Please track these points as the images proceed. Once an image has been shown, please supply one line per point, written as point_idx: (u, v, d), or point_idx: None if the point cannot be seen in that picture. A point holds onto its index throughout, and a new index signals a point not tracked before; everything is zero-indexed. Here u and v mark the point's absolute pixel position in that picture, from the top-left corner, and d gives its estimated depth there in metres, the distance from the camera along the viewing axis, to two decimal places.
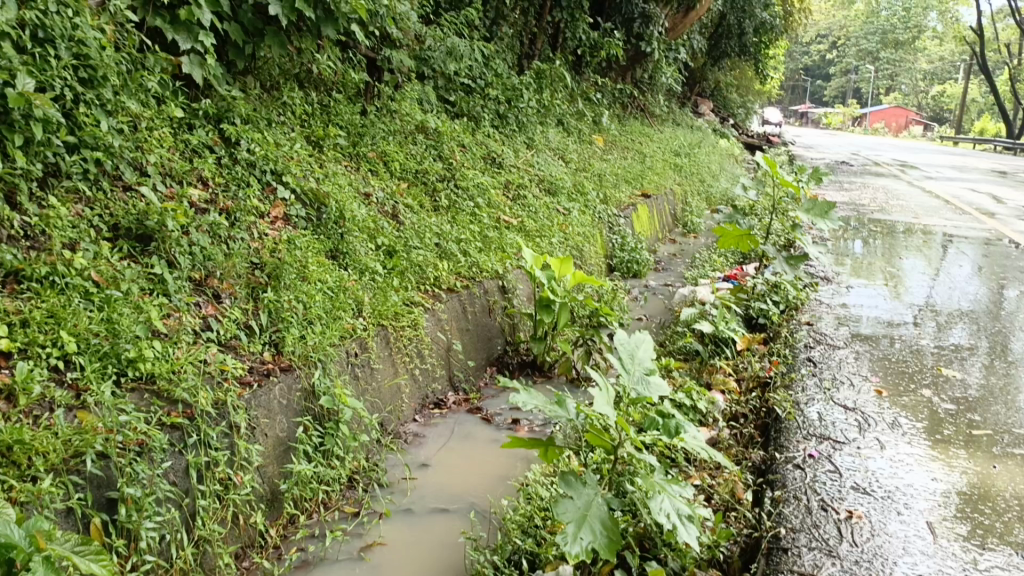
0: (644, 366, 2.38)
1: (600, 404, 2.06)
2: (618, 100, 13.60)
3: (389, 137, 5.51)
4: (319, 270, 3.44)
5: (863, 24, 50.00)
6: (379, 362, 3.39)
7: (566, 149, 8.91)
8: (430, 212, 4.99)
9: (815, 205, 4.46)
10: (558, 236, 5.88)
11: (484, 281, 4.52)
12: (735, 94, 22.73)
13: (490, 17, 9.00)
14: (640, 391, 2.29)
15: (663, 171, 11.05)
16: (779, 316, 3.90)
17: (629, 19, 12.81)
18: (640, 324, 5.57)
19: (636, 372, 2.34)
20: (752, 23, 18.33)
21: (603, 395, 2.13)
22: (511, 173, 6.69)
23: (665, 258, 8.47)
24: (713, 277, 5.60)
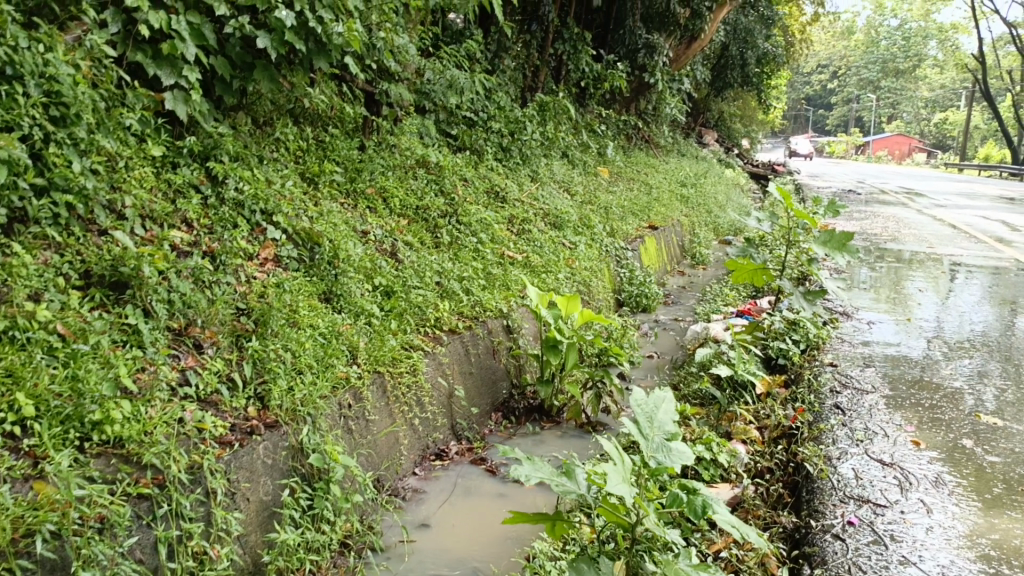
0: (665, 430, 2.17)
1: (612, 483, 1.88)
2: (623, 131, 13.49)
3: (388, 172, 5.35)
4: (311, 315, 3.24)
5: (865, 53, 50.23)
6: (375, 412, 3.18)
7: (571, 181, 8.76)
8: (431, 249, 4.81)
9: (832, 238, 4.24)
10: (564, 271, 5.68)
11: (488, 321, 4.31)
12: (740, 124, 22.68)
13: (492, 50, 8.91)
14: (661, 460, 2.09)
15: (670, 202, 10.89)
16: (800, 357, 3.67)
17: (633, 50, 12.74)
18: (652, 363, 5.34)
19: (656, 438, 2.13)
20: (755, 53, 18.32)
21: (619, 471, 1.95)
22: (515, 207, 6.52)
23: (675, 291, 8.26)
24: (726, 312, 5.38)
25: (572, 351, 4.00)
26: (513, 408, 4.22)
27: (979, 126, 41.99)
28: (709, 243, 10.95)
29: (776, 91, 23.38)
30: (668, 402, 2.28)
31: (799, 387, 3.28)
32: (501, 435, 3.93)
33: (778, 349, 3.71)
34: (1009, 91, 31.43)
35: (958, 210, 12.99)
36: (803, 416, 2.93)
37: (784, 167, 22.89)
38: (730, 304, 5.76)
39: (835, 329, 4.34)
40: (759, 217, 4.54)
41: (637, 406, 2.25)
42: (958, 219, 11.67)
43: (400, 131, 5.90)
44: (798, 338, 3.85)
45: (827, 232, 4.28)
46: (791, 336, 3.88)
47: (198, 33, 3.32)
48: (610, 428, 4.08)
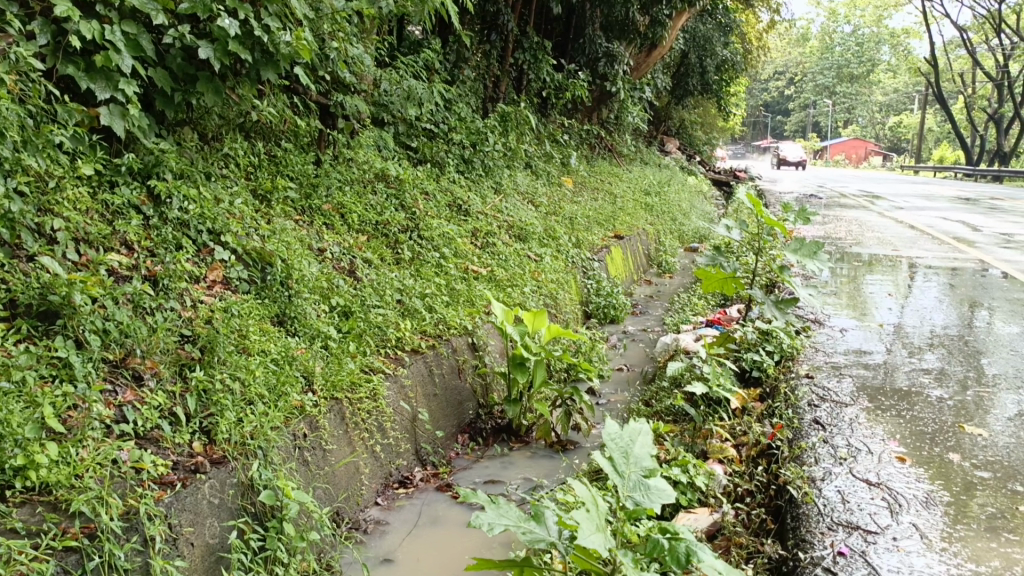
0: (642, 465, 2.05)
1: (584, 534, 1.74)
2: (585, 141, 13.44)
3: (346, 187, 5.19)
4: (262, 341, 3.06)
5: (819, 60, 51.16)
6: (333, 441, 3.00)
7: (535, 192, 8.66)
8: (391, 265, 4.65)
9: (802, 245, 4.14)
10: (529, 285, 5.55)
11: (452, 339, 4.16)
12: (701, 132, 22.85)
13: (451, 61, 8.79)
14: (638, 499, 1.97)
15: (635, 211, 10.85)
16: (774, 368, 3.57)
17: (593, 60, 12.65)
18: (622, 377, 5.22)
19: (632, 476, 2.01)
20: (713, 61, 18.50)
21: (591, 521, 1.81)
22: (478, 220, 6.38)
23: (643, 301, 8.18)
24: (696, 322, 5.29)
25: (541, 368, 3.86)
26: (480, 429, 4.07)
27: (932, 129, 42.93)
28: (675, 251, 10.91)
29: (735, 98, 23.62)
30: (644, 435, 2.16)
31: (775, 401, 3.18)
32: (468, 458, 3.78)
33: (751, 361, 3.61)
34: (960, 95, 32.15)
35: (917, 212, 13.16)
36: (780, 432, 2.83)
37: (745, 174, 23.08)
38: (698, 314, 5.69)
39: (807, 337, 4.26)
40: (727, 224, 4.44)
41: (611, 439, 2.12)
42: (919, 221, 11.80)
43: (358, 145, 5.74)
44: (771, 349, 3.76)
45: (797, 239, 4.19)
46: (764, 347, 3.79)
47: (135, 44, 3.14)
48: (581, 446, 3.95)
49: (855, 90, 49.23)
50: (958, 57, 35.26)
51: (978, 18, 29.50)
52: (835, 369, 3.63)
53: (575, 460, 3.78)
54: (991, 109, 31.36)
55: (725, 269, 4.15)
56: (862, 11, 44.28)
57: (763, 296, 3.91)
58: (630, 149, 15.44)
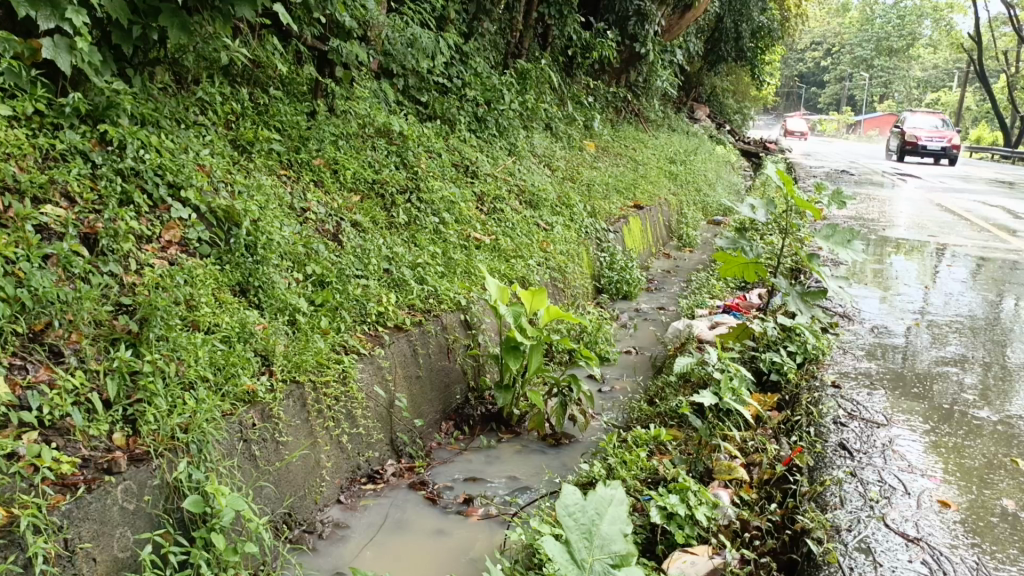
0: (609, 549, 1.82)
1: None
2: (611, 104, 12.90)
3: (341, 140, 4.80)
4: (215, 314, 2.70)
5: (860, 31, 49.59)
6: (289, 432, 2.64)
7: (552, 156, 8.22)
8: (383, 230, 4.27)
9: (835, 231, 3.63)
10: (535, 257, 5.17)
11: (442, 315, 3.78)
12: (733, 100, 22.09)
13: (469, 12, 8.29)
14: None
15: (658, 180, 10.37)
16: (796, 372, 3.17)
17: (623, 18, 12.12)
18: (629, 360, 4.85)
19: (596, 564, 1.78)
20: (749, 26, 17.75)
21: None
22: (486, 183, 5.98)
23: (659, 276, 7.76)
24: (712, 306, 4.88)
25: (537, 353, 3.48)
26: (468, 416, 3.71)
27: (973, 108, 41.57)
28: (697, 223, 10.44)
29: (770, 66, 22.79)
30: (613, 506, 1.93)
31: (797, 414, 2.79)
32: (451, 449, 3.44)
33: (770, 363, 3.19)
34: (1003, 72, 30.93)
35: (955, 194, 12.58)
36: (800, 457, 2.45)
37: (777, 145, 22.36)
38: (716, 296, 5.28)
39: (835, 335, 3.84)
40: (753, 203, 3.95)
41: (576, 512, 1.90)
42: (957, 204, 11.26)
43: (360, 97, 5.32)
44: (795, 349, 3.35)
45: (829, 223, 3.68)
46: (785, 346, 3.38)
47: None
48: (577, 441, 3.59)
49: (895, 64, 47.72)
50: (1004, 34, 33.93)
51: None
52: (866, 377, 3.23)
53: (568, 459, 3.42)
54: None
55: (746, 254, 3.69)
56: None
57: (789, 286, 3.46)
58: (657, 115, 14.86)
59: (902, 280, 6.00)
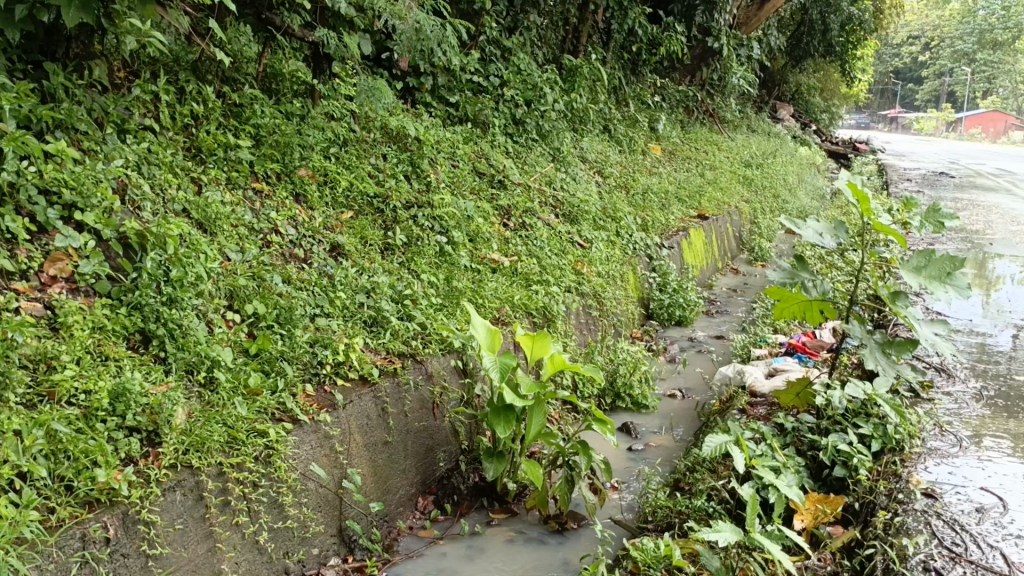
0: None
1: None
2: (681, 103, 12.04)
3: (339, 148, 4.24)
4: (85, 376, 2.06)
5: (959, 25, 46.78)
6: (170, 542, 1.97)
7: (605, 162, 7.59)
8: (373, 256, 3.64)
9: (929, 261, 2.69)
10: (563, 283, 4.56)
11: (428, 360, 3.10)
12: (820, 98, 20.79)
13: (514, 4, 7.62)
14: None
15: (729, 185, 9.51)
16: (872, 468, 2.35)
17: (690, 7, 11.13)
18: (672, 408, 4.10)
19: None
20: (838, 18, 16.50)
21: None
22: (516, 195, 5.33)
23: (724, 296, 6.97)
24: (775, 343, 4.07)
25: (537, 413, 2.77)
26: (453, 489, 3.00)
27: None
28: (772, 233, 9.53)
29: (862, 62, 21.40)
30: None
31: (871, 551, 2.02)
32: (423, 537, 2.75)
33: (834, 450, 2.41)
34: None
35: None
36: None
37: (867, 146, 20.95)
38: (780, 330, 4.49)
39: (930, 404, 2.88)
40: (818, 226, 3.00)
41: None
42: None
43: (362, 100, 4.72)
44: (882, 427, 2.48)
45: (922, 251, 2.75)
46: (860, 425, 2.53)
47: None
48: (586, 528, 2.83)
49: (999, 57, 44.75)
50: None
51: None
52: (969, 480, 2.32)
53: (570, 556, 2.65)
54: None
55: (807, 291, 2.79)
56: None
57: (863, 333, 2.62)
58: (735, 115, 13.90)
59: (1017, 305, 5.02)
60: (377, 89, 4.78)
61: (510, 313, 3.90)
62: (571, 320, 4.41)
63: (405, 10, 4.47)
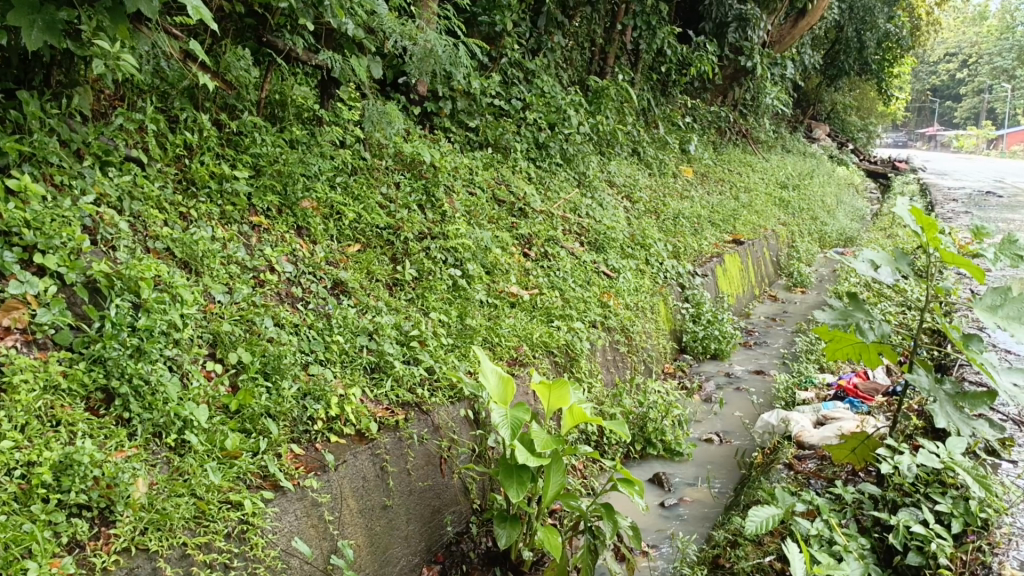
0: None
1: None
2: (713, 124, 11.71)
3: (347, 178, 4.00)
4: (28, 446, 1.80)
5: (997, 41, 45.89)
6: None
7: (634, 186, 7.30)
8: (379, 293, 3.37)
9: (1006, 299, 2.34)
10: (588, 317, 4.25)
11: (435, 411, 2.82)
12: (856, 116, 20.30)
13: (538, 24, 7.38)
14: None
15: (764, 207, 9.15)
16: (954, 555, 1.95)
17: (721, 25, 10.78)
18: (709, 456, 3.76)
19: None
20: (874, 35, 16.11)
21: None
22: (538, 223, 5.05)
23: (761, 326, 6.60)
24: (822, 386, 3.74)
25: (555, 471, 2.47)
26: (462, 556, 2.69)
27: None
28: (811, 256, 9.13)
29: (899, 79, 20.90)
30: None
31: None
32: None
33: (908, 528, 2.04)
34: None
35: None
36: None
37: (906, 165, 20.40)
38: (825, 368, 4.14)
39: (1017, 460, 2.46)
40: (874, 257, 2.63)
41: None
42: None
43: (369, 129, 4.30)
44: (954, 495, 2.13)
45: (996, 287, 2.39)
46: (930, 496, 2.17)
47: None
48: None
49: None
50: None
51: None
52: None
53: None
54: None
55: (862, 335, 2.41)
56: None
57: (930, 382, 2.29)
58: (769, 135, 13.53)
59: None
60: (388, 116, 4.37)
61: (529, 353, 3.60)
62: (597, 358, 4.09)
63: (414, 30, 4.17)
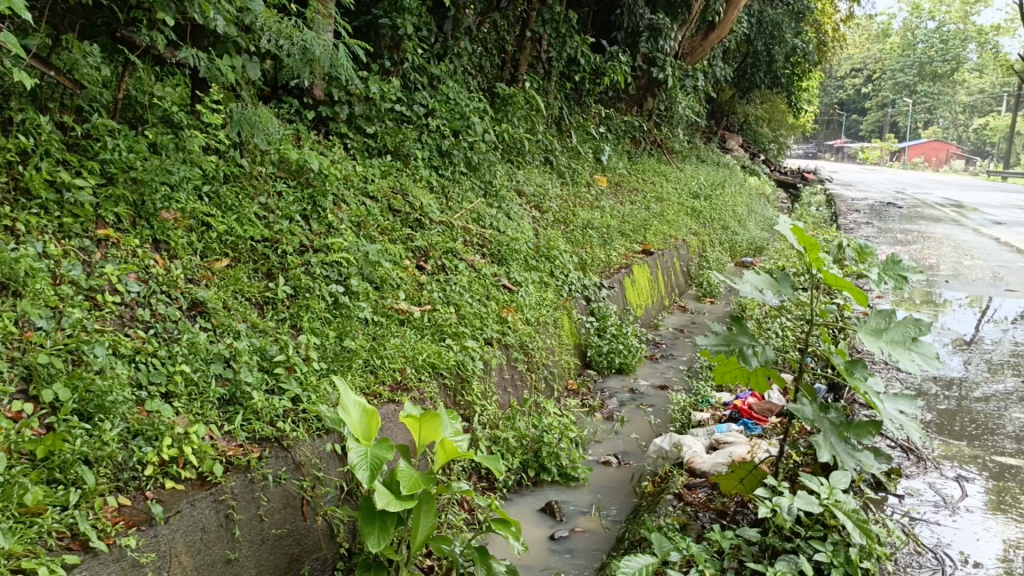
0: None
1: None
2: (628, 133, 11.69)
3: (218, 187, 3.70)
4: None
5: (899, 58, 48.04)
6: None
7: (543, 196, 7.14)
8: (245, 314, 3.09)
9: (890, 323, 2.27)
10: (483, 334, 4.02)
11: (298, 447, 2.55)
12: (768, 128, 20.77)
13: (444, 29, 7.16)
14: None
15: (676, 217, 9.13)
16: None
17: (634, 34, 10.82)
18: (606, 480, 3.59)
19: None
20: (783, 49, 16.49)
21: None
22: (436, 234, 4.80)
23: (669, 338, 6.51)
24: (717, 407, 3.66)
25: (425, 513, 2.23)
26: None
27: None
28: (722, 266, 9.15)
29: (808, 93, 21.51)
30: None
31: None
32: None
33: None
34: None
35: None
36: None
37: (816, 176, 20.96)
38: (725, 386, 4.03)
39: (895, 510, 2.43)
40: (758, 280, 2.51)
41: None
42: None
43: (240, 134, 3.95)
44: (835, 543, 2.03)
45: (880, 309, 2.32)
46: (811, 544, 2.05)
47: None
48: None
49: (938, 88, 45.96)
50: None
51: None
52: None
53: None
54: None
55: (746, 361, 2.30)
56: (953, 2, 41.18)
57: (814, 413, 2.19)
58: (683, 145, 13.64)
59: (973, 369, 4.70)
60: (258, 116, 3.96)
61: (415, 376, 3.34)
62: (492, 377, 3.88)
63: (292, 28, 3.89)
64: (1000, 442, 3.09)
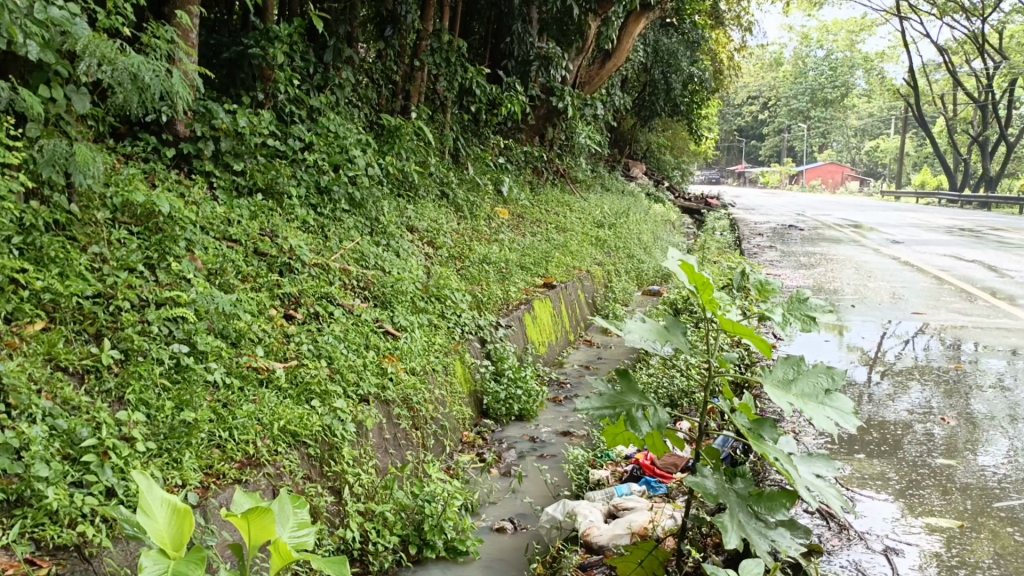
0: None
1: None
2: (529, 164, 11.49)
3: (37, 238, 3.20)
4: None
5: (789, 87, 50.19)
6: None
7: (438, 231, 6.77)
8: (54, 388, 2.58)
9: (799, 373, 2.10)
10: (358, 391, 3.58)
11: (103, 556, 2.13)
12: (669, 155, 21.04)
13: (324, 59, 6.76)
14: None
15: (580, 248, 8.92)
16: None
17: (523, 63, 10.54)
18: (499, 548, 3.25)
19: None
20: (678, 77, 16.72)
21: None
22: (309, 279, 4.36)
23: (574, 375, 6.21)
24: (619, 462, 3.46)
25: None
26: None
27: None
28: (628, 296, 8.97)
29: (706, 121, 21.96)
30: None
31: None
32: None
33: None
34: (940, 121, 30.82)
35: (917, 249, 11.37)
36: None
37: (717, 200, 21.30)
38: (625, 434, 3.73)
39: None
40: (648, 327, 2.29)
41: None
42: (925, 262, 10.00)
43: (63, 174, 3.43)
44: None
45: (788, 357, 2.14)
46: None
47: None
48: None
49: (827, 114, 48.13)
50: (935, 82, 34.54)
51: (980, 27, 27.61)
52: None
53: None
54: (982, 136, 30.36)
55: (636, 425, 2.07)
56: (837, 33, 43.35)
57: (719, 487, 1.94)
58: (586, 174, 13.55)
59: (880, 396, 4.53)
60: (74, 154, 3.37)
61: (270, 449, 2.88)
62: (370, 439, 3.46)
63: (116, 52, 3.38)
64: (921, 497, 2.86)
